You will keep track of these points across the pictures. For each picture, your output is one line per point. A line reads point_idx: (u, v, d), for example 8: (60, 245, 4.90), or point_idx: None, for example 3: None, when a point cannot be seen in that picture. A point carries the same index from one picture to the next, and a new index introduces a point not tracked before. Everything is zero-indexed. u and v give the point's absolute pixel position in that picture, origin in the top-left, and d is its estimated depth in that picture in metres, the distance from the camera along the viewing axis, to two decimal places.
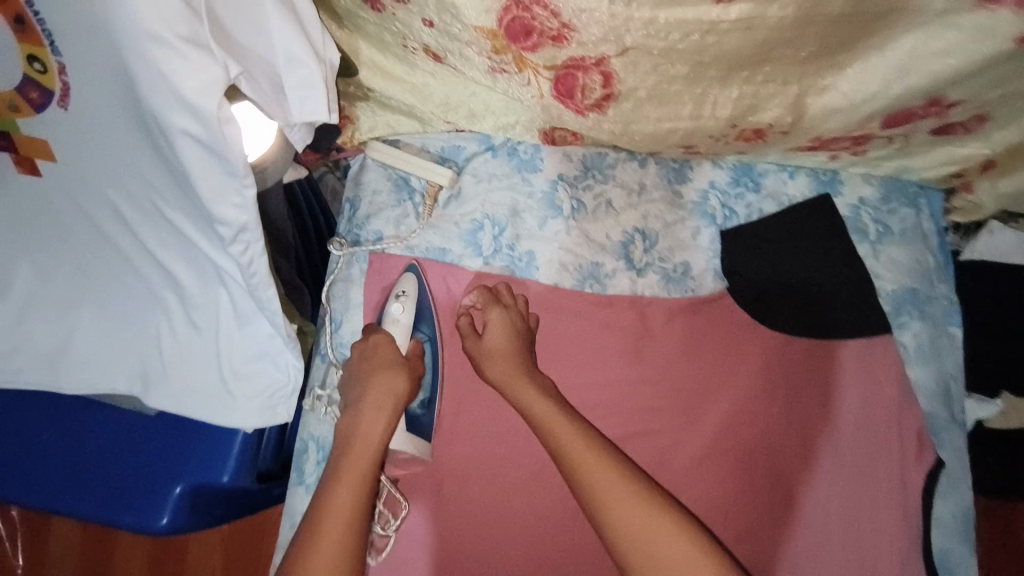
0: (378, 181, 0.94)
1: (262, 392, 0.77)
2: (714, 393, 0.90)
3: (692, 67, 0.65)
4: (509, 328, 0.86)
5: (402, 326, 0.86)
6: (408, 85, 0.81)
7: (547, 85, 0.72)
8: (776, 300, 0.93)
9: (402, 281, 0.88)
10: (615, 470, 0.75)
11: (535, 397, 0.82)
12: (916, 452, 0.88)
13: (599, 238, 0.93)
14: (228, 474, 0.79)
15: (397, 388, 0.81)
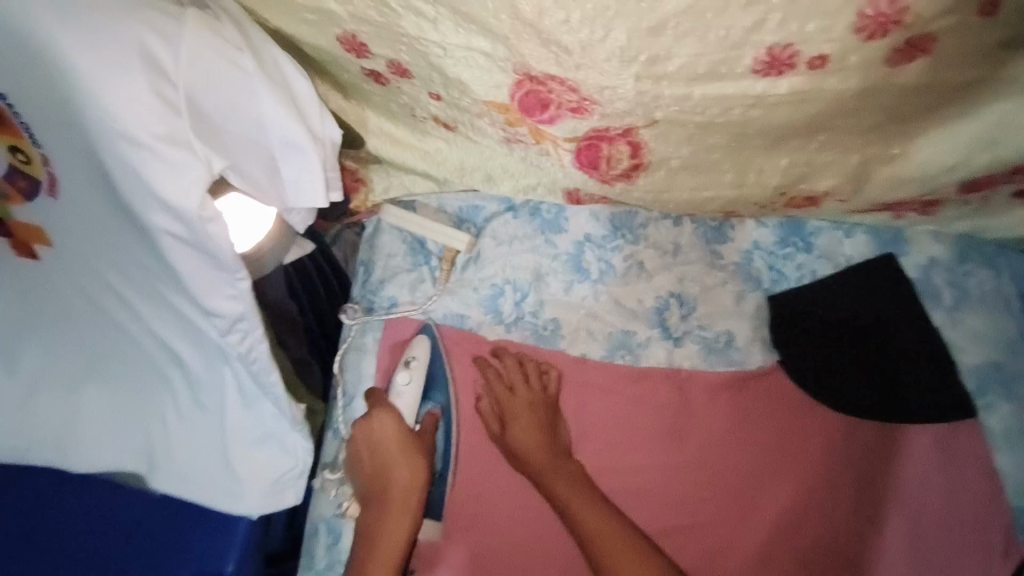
0: (392, 245, 0.88)
1: (269, 477, 0.71)
2: (764, 484, 0.79)
3: (734, 138, 0.62)
4: (533, 419, 0.79)
5: (409, 399, 0.80)
6: (421, 152, 0.78)
7: (568, 157, 0.67)
8: (832, 376, 0.82)
9: (412, 346, 0.82)
10: (630, 544, 0.71)
11: (567, 487, 0.76)
12: (1009, 558, 0.74)
13: (630, 304, 0.85)
14: (232, 565, 0.73)
15: (407, 482, 0.75)
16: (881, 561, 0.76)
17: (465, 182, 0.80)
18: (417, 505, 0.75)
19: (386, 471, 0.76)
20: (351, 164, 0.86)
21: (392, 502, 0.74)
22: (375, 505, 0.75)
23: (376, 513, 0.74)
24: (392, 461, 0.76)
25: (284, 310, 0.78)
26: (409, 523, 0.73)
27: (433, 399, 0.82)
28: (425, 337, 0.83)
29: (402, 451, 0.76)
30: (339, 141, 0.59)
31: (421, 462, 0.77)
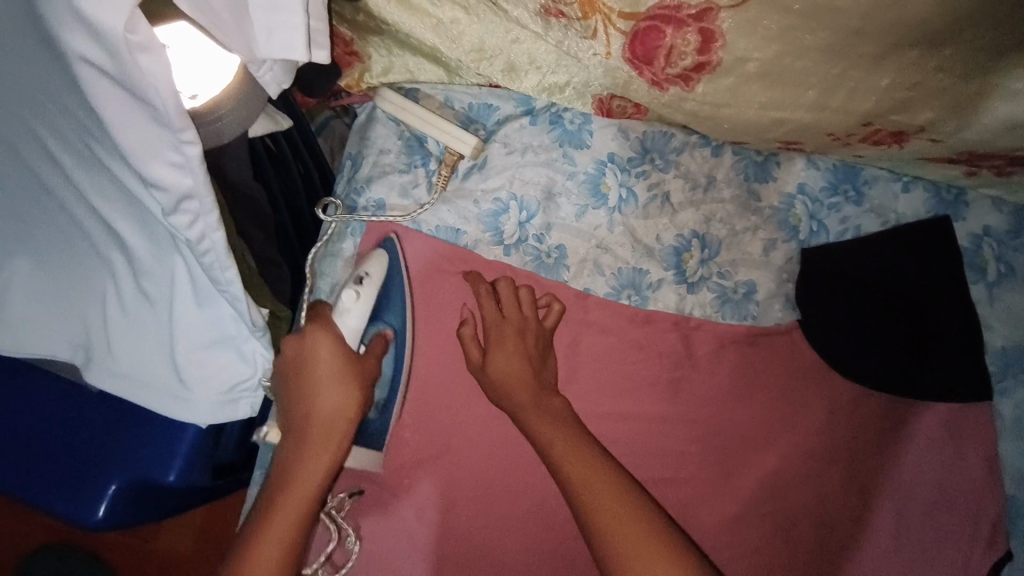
0: (387, 139, 0.76)
1: (223, 386, 0.64)
2: (760, 446, 0.74)
3: (840, 37, 0.51)
4: (523, 348, 0.71)
5: (356, 318, 0.68)
6: (435, 20, 0.64)
7: (618, 44, 0.57)
8: (857, 343, 0.74)
9: (369, 261, 0.71)
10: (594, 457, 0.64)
11: (556, 431, 0.66)
12: (989, 537, 0.72)
13: (647, 239, 0.76)
14: (176, 474, 0.68)
15: (333, 408, 0.64)
16: (865, 533, 0.74)
17: (482, 67, 0.68)
18: (340, 446, 0.64)
19: (312, 393, 0.64)
20: (343, 31, 0.69)
21: (313, 437, 0.63)
22: (295, 441, 0.63)
23: (293, 453, 0.62)
24: (322, 380, 0.64)
25: (248, 195, 0.64)
26: (329, 457, 0.63)
27: (384, 322, 0.72)
28: (383, 256, 0.72)
29: (336, 376, 0.65)
30: None
31: (352, 392, 0.65)
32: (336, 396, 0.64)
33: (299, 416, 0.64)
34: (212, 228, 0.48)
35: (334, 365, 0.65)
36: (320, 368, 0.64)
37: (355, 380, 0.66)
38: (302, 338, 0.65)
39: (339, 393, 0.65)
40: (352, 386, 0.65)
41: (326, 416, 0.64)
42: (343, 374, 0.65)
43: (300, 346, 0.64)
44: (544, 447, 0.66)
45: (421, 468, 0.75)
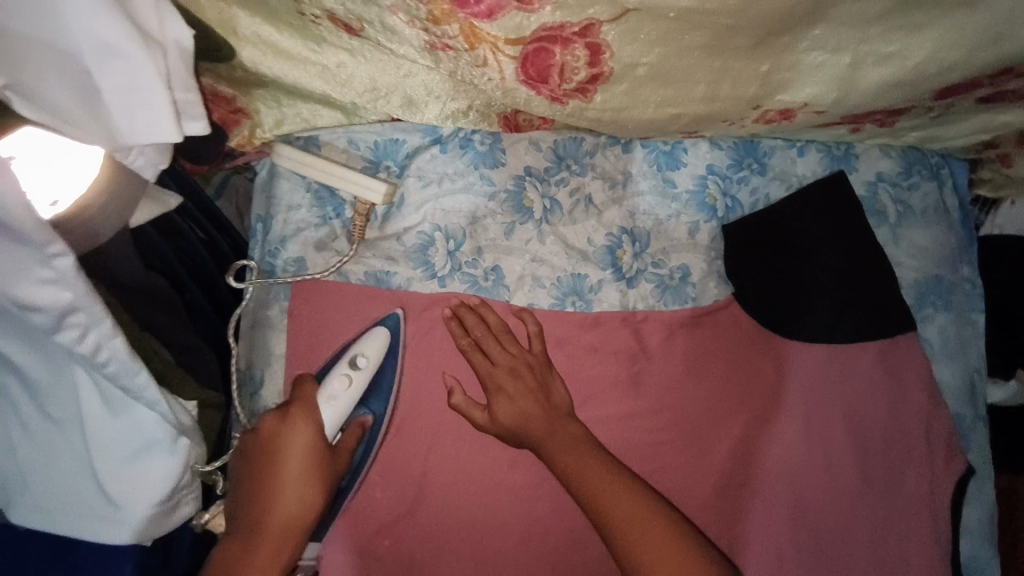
0: (293, 194, 0.72)
1: (154, 497, 0.57)
2: (726, 419, 0.76)
3: (718, 34, 0.53)
4: (524, 386, 0.71)
5: (341, 406, 0.67)
6: (321, 67, 0.62)
7: (511, 68, 0.56)
8: (795, 305, 0.78)
9: (365, 342, 0.69)
10: (616, 475, 0.65)
11: (577, 465, 0.66)
12: (945, 460, 0.77)
13: (580, 244, 0.77)
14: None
15: (293, 513, 0.62)
16: (837, 481, 0.76)
17: (380, 106, 0.66)
18: (286, 562, 0.61)
19: (278, 488, 0.62)
20: (223, 89, 0.65)
21: (263, 543, 0.60)
22: (247, 537, 0.60)
23: (244, 547, 0.59)
24: (289, 478, 0.63)
25: (141, 282, 0.59)
26: (277, 572, 0.60)
27: (367, 408, 0.70)
28: (383, 334, 0.70)
29: (303, 475, 0.63)
30: (191, 46, 0.49)
31: (316, 498, 0.63)
32: (295, 504, 0.62)
33: (255, 517, 0.61)
34: (109, 334, 0.45)
35: (304, 467, 0.63)
36: (291, 463, 0.63)
37: (322, 484, 0.64)
38: (285, 421, 0.65)
39: (303, 492, 0.63)
40: (317, 487, 0.64)
41: (283, 519, 0.62)
42: (312, 476, 0.63)
43: (277, 430, 0.64)
44: (563, 474, 0.67)
45: (399, 524, 0.72)
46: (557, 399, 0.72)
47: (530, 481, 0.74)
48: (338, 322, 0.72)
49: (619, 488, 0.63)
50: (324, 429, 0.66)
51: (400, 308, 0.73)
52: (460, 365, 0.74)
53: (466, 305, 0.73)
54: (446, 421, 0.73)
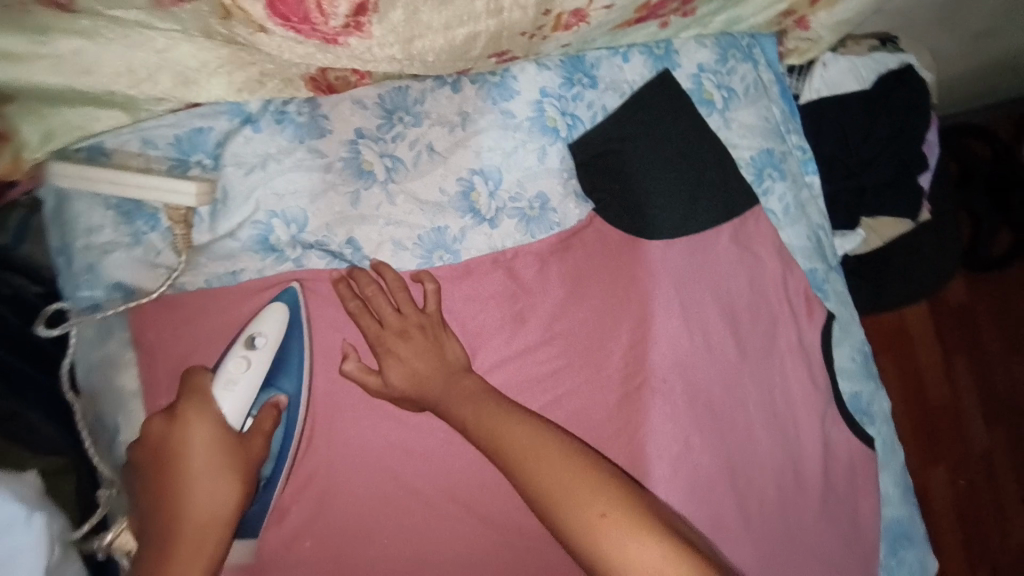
0: (93, 215, 0.64)
1: None
2: (613, 327, 0.77)
3: None
4: (416, 346, 0.68)
5: (241, 391, 0.61)
6: (51, 59, 0.57)
7: (263, 12, 0.54)
8: (653, 206, 0.80)
9: (259, 320, 0.64)
10: (517, 418, 0.64)
11: (474, 416, 0.65)
12: (808, 311, 0.83)
13: (432, 196, 0.74)
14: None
15: (209, 511, 0.57)
16: (717, 355, 0.79)
17: (147, 90, 0.62)
18: (213, 555, 0.57)
19: (184, 483, 0.57)
20: None
21: (181, 544, 0.55)
22: (160, 544, 0.55)
23: (160, 556, 0.55)
24: (197, 476, 0.57)
25: None
26: (201, 571, 0.55)
27: (278, 387, 0.65)
28: (281, 309, 0.65)
29: (212, 470, 0.58)
30: None
31: (231, 494, 0.58)
32: (208, 498, 0.57)
33: (162, 525, 0.56)
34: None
35: (210, 458, 0.58)
36: (196, 459, 0.58)
37: (237, 474, 0.59)
38: (177, 417, 0.59)
39: (214, 487, 0.58)
40: (234, 480, 0.59)
41: (199, 518, 0.57)
42: (221, 469, 0.58)
43: (170, 428, 0.59)
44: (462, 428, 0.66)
45: (315, 520, 0.69)
46: (451, 356, 0.69)
47: (438, 442, 0.72)
48: (200, 336, 0.66)
49: (514, 425, 0.63)
50: (225, 421, 0.60)
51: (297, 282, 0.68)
52: (335, 343, 0.70)
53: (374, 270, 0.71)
54: (340, 404, 0.70)
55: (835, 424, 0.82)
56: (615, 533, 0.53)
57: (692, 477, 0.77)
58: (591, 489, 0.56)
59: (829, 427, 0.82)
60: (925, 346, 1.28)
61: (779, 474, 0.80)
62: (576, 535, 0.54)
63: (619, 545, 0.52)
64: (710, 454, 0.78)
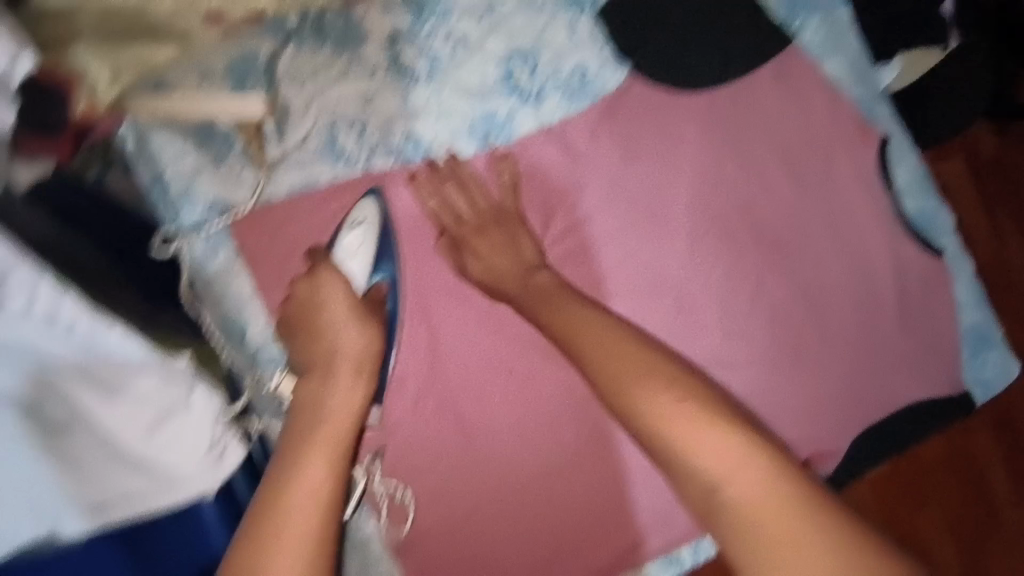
0: (174, 145, 0.69)
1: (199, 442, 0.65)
2: (670, 181, 0.79)
3: None
4: (505, 246, 0.74)
5: (359, 262, 0.72)
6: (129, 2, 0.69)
7: None
8: (690, 58, 0.80)
9: (360, 205, 0.72)
10: (597, 317, 0.69)
11: (562, 312, 0.70)
12: (861, 136, 0.83)
13: (475, 83, 0.76)
14: (221, 538, 0.68)
15: (355, 350, 0.68)
16: (776, 192, 0.81)
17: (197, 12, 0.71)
18: (366, 385, 0.68)
19: (330, 330, 0.69)
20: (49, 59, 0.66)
21: (341, 373, 0.67)
22: (324, 377, 0.67)
23: (328, 384, 0.67)
24: (340, 322, 0.69)
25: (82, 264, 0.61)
26: (360, 394, 0.67)
27: (382, 271, 0.73)
28: (374, 199, 0.73)
29: (351, 318, 0.69)
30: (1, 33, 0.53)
31: (370, 334, 0.69)
32: (357, 339, 0.68)
33: (322, 360, 0.68)
34: (62, 297, 0.55)
35: (347, 307, 0.69)
36: (336, 310, 0.69)
37: (369, 323, 0.70)
38: (313, 278, 0.70)
39: (355, 333, 0.69)
40: (368, 325, 0.69)
41: (349, 356, 0.68)
42: (362, 318, 0.69)
43: (311, 287, 0.70)
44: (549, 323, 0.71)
45: (430, 389, 0.75)
46: (528, 255, 0.74)
47: None
48: (297, 239, 0.72)
49: (587, 325, 0.68)
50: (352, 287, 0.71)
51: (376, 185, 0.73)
52: (414, 232, 0.74)
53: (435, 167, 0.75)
54: (430, 286, 0.74)
55: (902, 242, 0.83)
56: (682, 423, 0.59)
57: (766, 310, 0.81)
58: (664, 388, 0.62)
59: (896, 244, 0.83)
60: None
61: (850, 296, 0.82)
62: (641, 422, 0.62)
63: (704, 449, 0.58)
64: (782, 288, 0.81)
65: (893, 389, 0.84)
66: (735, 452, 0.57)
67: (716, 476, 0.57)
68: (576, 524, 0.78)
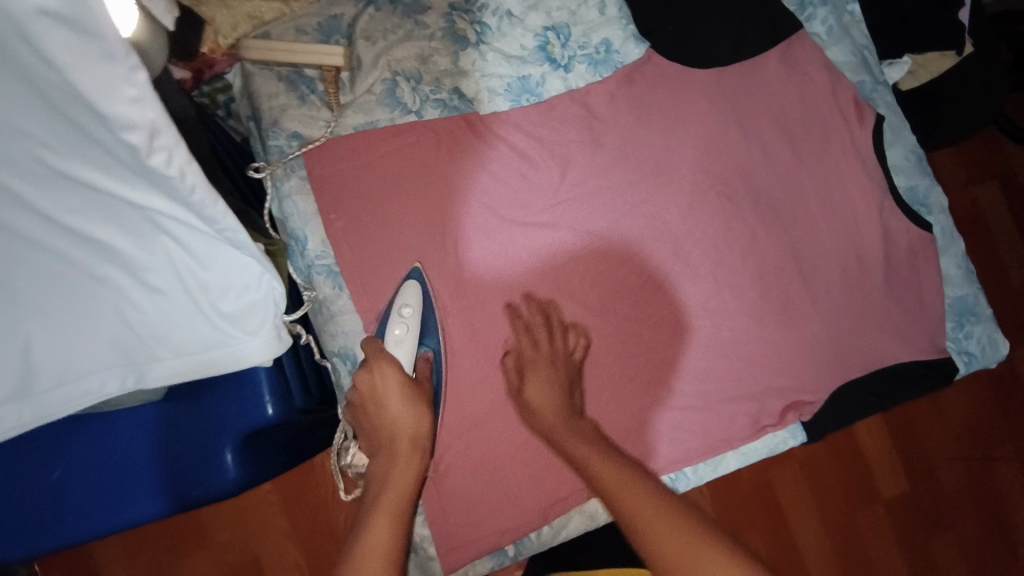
0: (269, 83, 0.84)
1: (263, 321, 0.69)
2: (677, 145, 0.90)
3: None
4: (556, 375, 0.79)
5: (408, 346, 0.78)
6: None
7: None
8: (704, 38, 0.91)
9: (403, 294, 0.80)
10: (614, 459, 0.67)
11: (588, 454, 0.69)
12: (858, 117, 0.93)
13: (514, 51, 0.90)
14: (273, 405, 0.76)
15: (413, 432, 0.70)
16: (773, 159, 0.91)
17: None
18: (421, 466, 0.69)
19: (388, 413, 0.71)
20: None
21: (399, 452, 0.68)
22: (385, 457, 0.69)
23: (383, 468, 0.68)
24: (399, 410, 0.71)
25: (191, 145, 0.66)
26: (416, 475, 0.67)
27: (426, 345, 0.81)
28: (415, 283, 0.82)
29: (408, 402, 0.72)
30: None
31: (425, 414, 0.72)
32: (408, 416, 0.71)
33: (384, 441, 0.70)
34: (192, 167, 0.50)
35: (405, 396, 0.72)
36: (394, 399, 0.72)
37: (423, 405, 0.73)
38: (373, 369, 0.73)
39: (414, 412, 0.72)
40: (423, 409, 0.72)
41: (405, 436, 0.70)
42: (413, 400, 0.72)
43: (370, 379, 0.72)
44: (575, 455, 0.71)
45: (454, 307, 0.85)
46: (575, 403, 0.79)
47: (544, 243, 0.87)
48: (357, 168, 0.85)
49: (599, 458, 0.68)
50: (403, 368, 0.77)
51: (419, 262, 0.84)
52: (454, 171, 0.87)
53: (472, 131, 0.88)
54: (462, 218, 0.86)
55: (891, 214, 0.91)
56: None
57: (760, 265, 0.89)
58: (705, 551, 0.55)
59: (885, 215, 0.91)
60: (992, 211, 1.29)
61: (840, 258, 0.90)
62: None
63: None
64: (775, 246, 0.90)
65: (875, 351, 0.89)
66: (674, 526, 0.58)
67: (670, 560, 0.56)
68: None
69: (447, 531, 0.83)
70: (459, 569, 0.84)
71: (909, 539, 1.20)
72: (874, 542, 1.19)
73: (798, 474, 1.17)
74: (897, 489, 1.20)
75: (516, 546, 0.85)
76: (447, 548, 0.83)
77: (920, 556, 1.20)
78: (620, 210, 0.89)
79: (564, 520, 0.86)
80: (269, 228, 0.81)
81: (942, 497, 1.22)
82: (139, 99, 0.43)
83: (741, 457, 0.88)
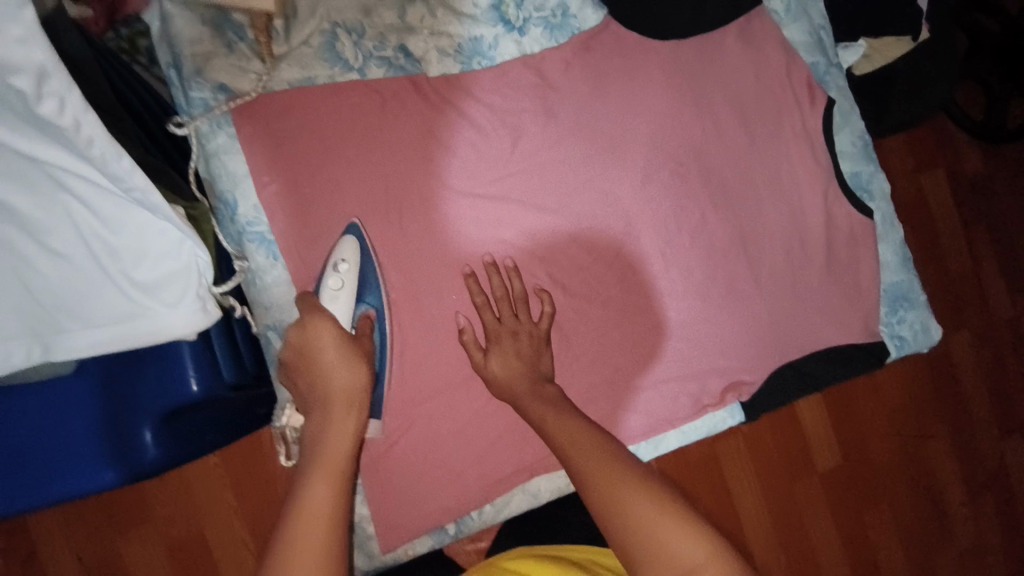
0: (191, 28, 0.76)
1: (184, 291, 0.61)
2: (633, 118, 0.88)
3: None
4: (519, 347, 0.79)
5: (344, 302, 0.75)
6: None
7: None
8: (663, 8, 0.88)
9: (339, 250, 0.76)
10: (576, 422, 0.70)
11: (553, 415, 0.71)
12: (810, 99, 0.93)
13: (466, 9, 0.85)
14: (197, 381, 0.71)
15: (348, 386, 0.67)
16: (728, 138, 0.90)
17: None
18: (359, 424, 0.66)
19: (325, 373, 0.68)
20: None
21: (333, 410, 0.66)
22: (321, 414, 0.66)
23: (320, 423, 0.65)
24: (332, 364, 0.68)
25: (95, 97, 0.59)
26: (353, 433, 0.64)
27: (367, 302, 0.77)
28: (352, 240, 0.76)
29: (343, 358, 0.69)
30: None
31: (362, 369, 0.69)
32: (344, 371, 0.68)
33: (318, 399, 0.67)
34: (82, 107, 0.50)
35: (339, 349, 0.69)
36: (326, 353, 0.69)
37: (360, 359, 0.70)
38: (303, 325, 0.71)
39: (351, 368, 0.68)
40: (361, 364, 0.69)
41: (342, 396, 0.67)
42: (350, 353, 0.69)
43: (302, 332, 0.71)
44: (537, 421, 0.73)
45: (397, 280, 0.81)
46: (543, 369, 0.79)
47: (492, 215, 0.84)
48: (292, 126, 0.79)
49: (553, 415, 0.71)
50: (338, 322, 0.74)
51: (356, 218, 0.79)
52: (398, 133, 0.81)
53: (420, 91, 0.83)
54: (407, 186, 0.81)
55: (836, 198, 0.93)
56: (661, 528, 0.58)
57: (710, 246, 0.89)
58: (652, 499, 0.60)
59: (830, 200, 0.93)
60: (936, 201, 1.33)
61: (786, 242, 0.91)
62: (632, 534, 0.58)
63: (665, 528, 0.58)
64: (725, 226, 0.90)
65: (815, 334, 0.91)
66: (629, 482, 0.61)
67: (622, 507, 0.60)
68: (511, 426, 0.83)
69: (386, 509, 0.81)
70: (398, 548, 0.83)
71: (844, 513, 1.26)
72: (810, 514, 1.24)
73: (743, 450, 1.20)
74: (835, 462, 1.25)
75: (457, 525, 0.85)
76: (385, 527, 0.82)
77: (853, 526, 1.27)
78: (572, 186, 0.86)
79: (506, 498, 0.86)
80: (192, 191, 0.74)
81: (875, 474, 1.28)
82: (24, 39, 0.46)
83: (682, 435, 0.89)
